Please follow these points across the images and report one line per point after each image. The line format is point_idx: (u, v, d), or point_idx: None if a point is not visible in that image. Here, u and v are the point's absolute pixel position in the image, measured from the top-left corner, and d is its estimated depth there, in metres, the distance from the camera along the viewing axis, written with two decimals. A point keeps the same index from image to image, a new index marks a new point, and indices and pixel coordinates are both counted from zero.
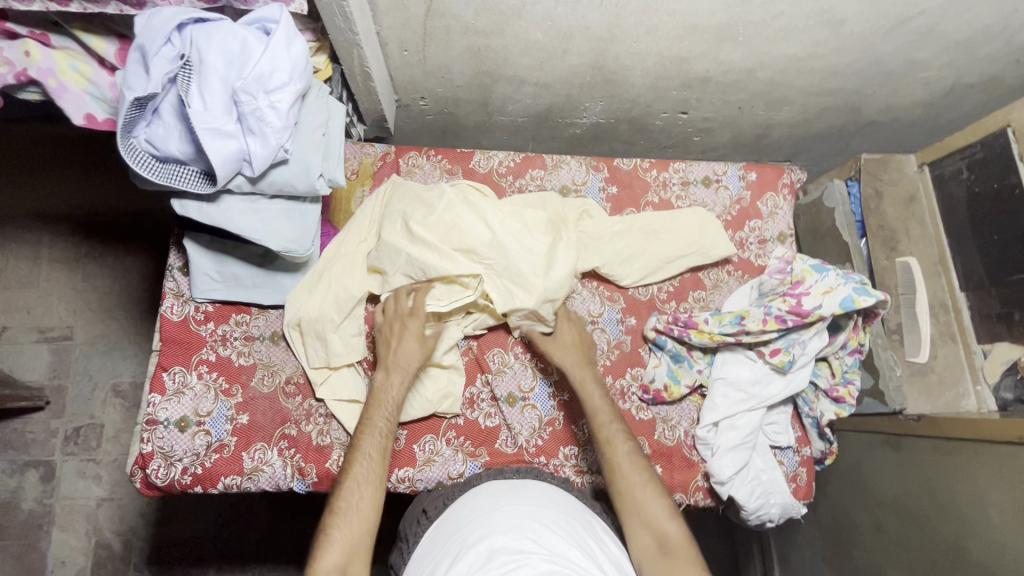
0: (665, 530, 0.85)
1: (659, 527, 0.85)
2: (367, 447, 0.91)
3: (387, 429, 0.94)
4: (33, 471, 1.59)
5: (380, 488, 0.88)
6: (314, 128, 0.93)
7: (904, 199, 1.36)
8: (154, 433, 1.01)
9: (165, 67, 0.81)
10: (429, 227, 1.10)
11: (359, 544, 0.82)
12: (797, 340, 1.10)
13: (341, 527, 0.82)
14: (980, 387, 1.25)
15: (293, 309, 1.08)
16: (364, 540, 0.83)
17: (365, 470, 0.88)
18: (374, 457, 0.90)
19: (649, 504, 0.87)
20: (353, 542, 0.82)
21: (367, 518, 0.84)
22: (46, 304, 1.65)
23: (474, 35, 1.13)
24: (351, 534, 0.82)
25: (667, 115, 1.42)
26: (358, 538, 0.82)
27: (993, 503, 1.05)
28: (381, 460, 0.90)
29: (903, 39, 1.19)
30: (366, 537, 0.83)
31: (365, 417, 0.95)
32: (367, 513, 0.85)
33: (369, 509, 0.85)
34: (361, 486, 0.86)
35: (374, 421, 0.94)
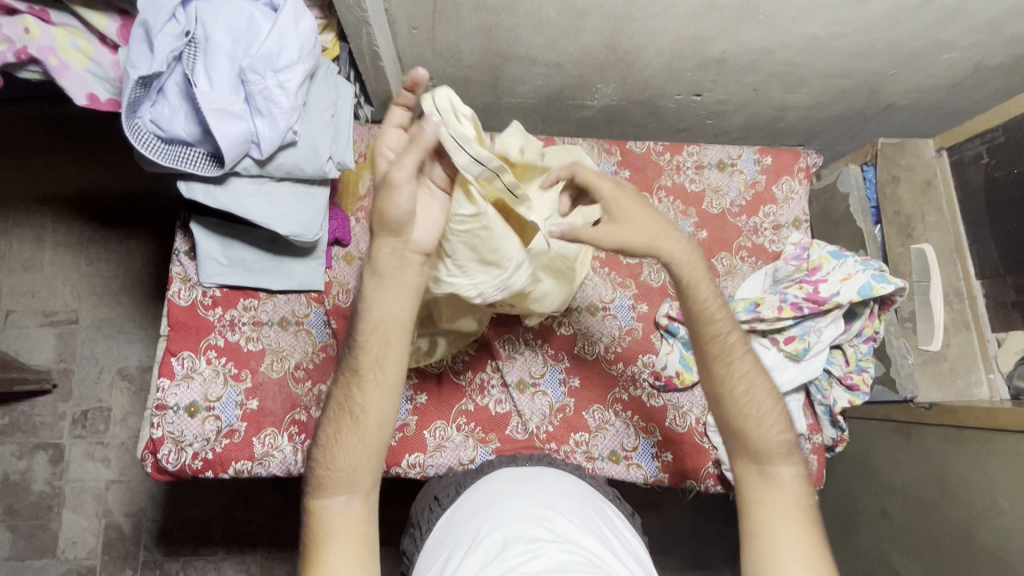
0: (780, 476, 0.81)
1: (774, 474, 0.81)
2: (348, 369, 0.74)
3: (378, 342, 0.72)
4: (41, 454, 1.60)
5: (359, 421, 0.73)
6: (323, 109, 0.91)
7: (921, 184, 1.33)
8: (164, 418, 1.01)
9: (170, 44, 0.78)
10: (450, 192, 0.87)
11: (352, 481, 0.74)
12: (812, 327, 1.09)
13: (326, 467, 0.73)
14: (993, 376, 1.23)
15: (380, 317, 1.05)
16: (358, 478, 0.74)
17: (340, 398, 0.75)
18: (357, 377, 0.73)
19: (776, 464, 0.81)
20: (344, 479, 0.73)
21: (351, 456, 0.73)
22: (50, 288, 1.64)
23: (486, 13, 1.10)
24: (334, 475, 0.73)
25: (681, 97, 1.39)
26: (348, 474, 0.73)
27: (1002, 491, 1.04)
28: (359, 382, 0.73)
29: (929, 18, 1.15)
30: (368, 472, 0.74)
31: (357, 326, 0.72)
32: (354, 445, 0.73)
33: (355, 444, 0.73)
34: (337, 415, 0.74)
35: (361, 332, 0.72)
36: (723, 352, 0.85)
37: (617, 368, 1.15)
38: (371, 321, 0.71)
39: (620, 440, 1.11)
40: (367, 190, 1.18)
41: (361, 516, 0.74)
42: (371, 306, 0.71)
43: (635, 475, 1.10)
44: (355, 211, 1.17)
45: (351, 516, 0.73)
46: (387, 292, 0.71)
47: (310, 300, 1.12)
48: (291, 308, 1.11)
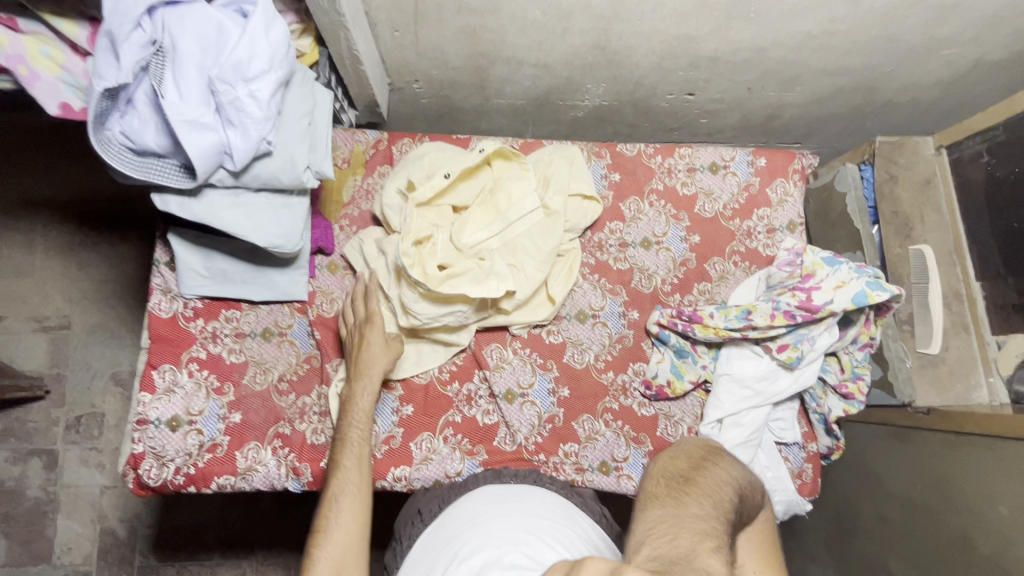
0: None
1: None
2: (344, 461, 0.90)
3: (362, 440, 0.94)
4: (36, 460, 1.59)
5: (355, 498, 0.86)
6: (299, 117, 0.88)
7: (920, 183, 1.29)
8: (145, 433, 0.99)
9: (137, 54, 0.75)
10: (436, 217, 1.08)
11: (348, 563, 0.79)
12: (806, 335, 1.06)
13: (330, 547, 0.80)
14: (993, 380, 1.21)
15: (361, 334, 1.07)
16: (354, 560, 0.80)
17: (342, 483, 0.88)
18: (353, 467, 0.90)
19: None
20: (340, 560, 0.79)
21: (351, 532, 0.82)
22: (41, 293, 1.62)
23: (469, 14, 1.07)
24: (338, 554, 0.80)
25: (673, 96, 1.36)
26: (349, 553, 0.80)
27: (1002, 498, 1.02)
28: (359, 469, 0.89)
29: (927, 14, 1.12)
30: (360, 551, 0.81)
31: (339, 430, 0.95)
32: (357, 524, 0.83)
33: (357, 523, 0.83)
34: (338, 501, 0.85)
35: (351, 433, 0.94)
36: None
37: (608, 376, 1.13)
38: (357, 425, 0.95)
39: (610, 451, 1.09)
40: (351, 197, 1.16)
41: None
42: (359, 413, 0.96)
43: (625, 486, 1.07)
44: (339, 219, 1.15)
45: None
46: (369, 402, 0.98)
47: (293, 310, 1.10)
48: (274, 319, 1.09)
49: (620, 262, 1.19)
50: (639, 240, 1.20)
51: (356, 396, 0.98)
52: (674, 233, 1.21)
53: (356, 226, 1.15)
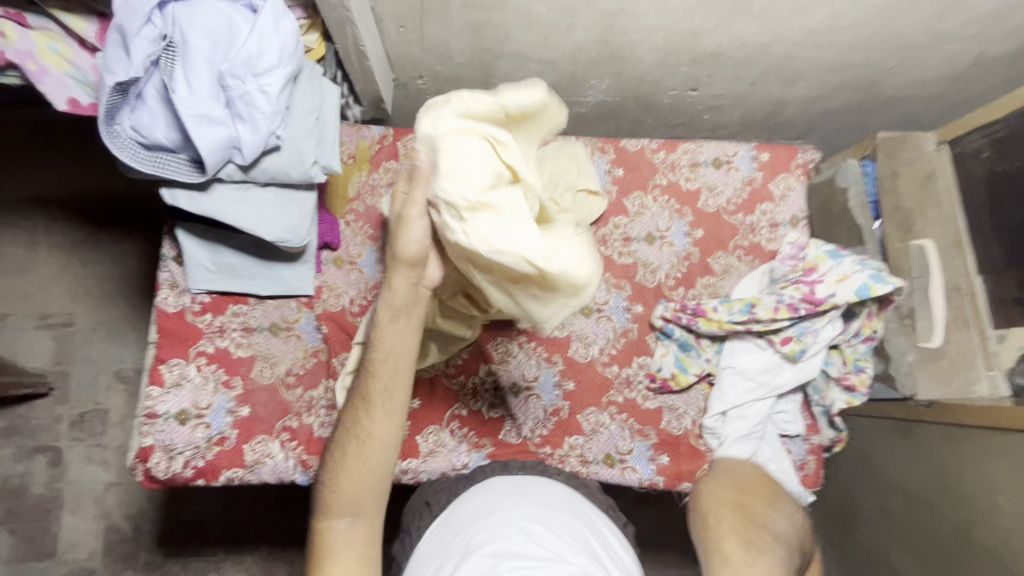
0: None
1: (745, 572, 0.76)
2: (369, 400, 0.77)
3: (397, 365, 0.76)
4: (41, 457, 1.59)
5: (366, 445, 0.77)
6: (307, 112, 0.89)
7: (921, 178, 1.30)
8: (154, 426, 1.00)
9: (147, 49, 0.77)
10: (450, 159, 0.65)
11: (360, 504, 0.77)
12: (809, 328, 1.07)
13: (337, 490, 0.77)
14: (993, 373, 1.21)
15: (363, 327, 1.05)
16: (366, 500, 0.77)
17: (353, 424, 0.78)
18: (365, 408, 0.77)
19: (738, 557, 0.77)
20: (350, 498, 0.77)
21: (361, 478, 0.76)
22: (45, 290, 1.62)
23: (474, 10, 1.08)
24: (345, 497, 0.77)
25: (676, 92, 1.36)
26: (359, 497, 0.77)
27: (1001, 490, 1.03)
28: (378, 407, 0.77)
29: (929, 9, 1.13)
30: (373, 495, 0.77)
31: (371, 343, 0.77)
32: (365, 470, 0.77)
33: (367, 470, 0.77)
34: (354, 440, 0.77)
35: (370, 369, 0.76)
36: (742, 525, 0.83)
37: (613, 370, 1.14)
38: (383, 363, 0.76)
39: (615, 444, 1.10)
40: (357, 192, 1.17)
41: (365, 538, 0.77)
42: (384, 350, 0.76)
43: (630, 478, 1.09)
44: (346, 214, 1.16)
45: (353, 536, 0.77)
46: (397, 337, 0.75)
47: (300, 304, 1.11)
48: (282, 313, 1.09)
49: (624, 256, 1.20)
50: (643, 234, 1.21)
51: (392, 307, 0.74)
52: (677, 227, 1.22)
53: (363, 222, 1.16)
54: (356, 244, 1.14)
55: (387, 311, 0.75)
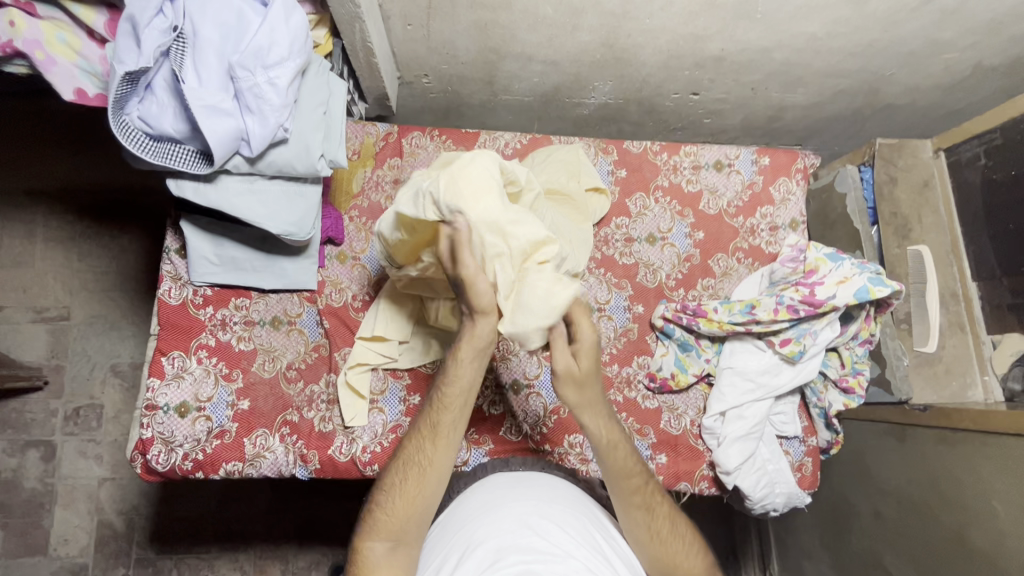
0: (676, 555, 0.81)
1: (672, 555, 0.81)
2: (441, 431, 0.77)
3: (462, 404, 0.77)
4: (33, 451, 1.58)
5: (424, 475, 0.76)
6: (314, 106, 0.90)
7: (918, 185, 1.32)
8: (154, 418, 0.99)
9: (157, 39, 0.76)
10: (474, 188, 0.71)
11: (405, 532, 0.75)
12: (809, 329, 1.08)
13: (385, 515, 0.76)
14: (987, 377, 1.23)
15: (369, 323, 1.07)
16: (410, 527, 0.75)
17: (414, 452, 0.78)
18: (427, 438, 0.77)
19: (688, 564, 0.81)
20: (397, 524, 0.75)
21: (410, 505, 0.76)
22: (42, 283, 1.62)
23: (481, 9, 1.09)
24: (390, 520, 0.75)
25: (678, 95, 1.38)
26: (403, 523, 0.75)
27: (996, 494, 1.03)
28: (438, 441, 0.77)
29: (928, 18, 1.14)
30: (418, 525, 0.76)
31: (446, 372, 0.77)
32: (420, 497, 0.76)
33: (420, 494, 0.76)
34: (410, 468, 0.77)
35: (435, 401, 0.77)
36: (645, 503, 0.82)
37: (613, 369, 1.15)
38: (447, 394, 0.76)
39: None
40: (361, 188, 1.17)
41: (400, 565, 0.75)
42: (456, 386, 0.76)
43: None
44: (349, 210, 1.16)
45: (390, 562, 0.74)
46: (471, 375, 0.76)
47: (302, 299, 1.11)
48: (283, 307, 1.10)
49: (625, 256, 1.21)
50: (645, 235, 1.22)
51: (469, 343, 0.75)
52: (679, 229, 1.23)
53: (367, 218, 1.16)
54: (359, 239, 1.15)
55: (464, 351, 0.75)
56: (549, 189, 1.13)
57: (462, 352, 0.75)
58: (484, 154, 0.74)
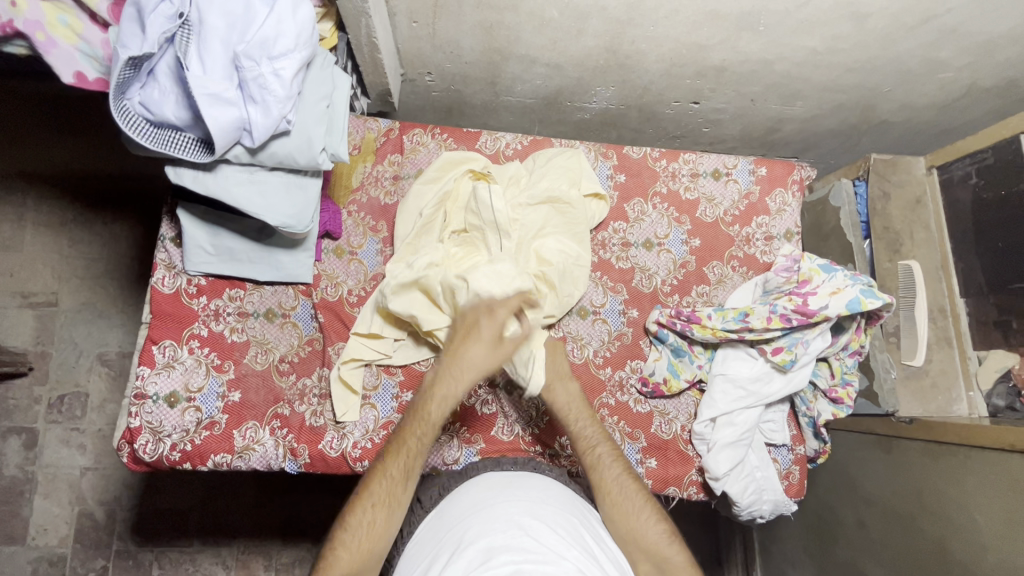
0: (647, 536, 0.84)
1: (642, 534, 0.84)
2: (402, 469, 0.83)
3: (421, 447, 0.85)
4: (15, 438, 1.56)
5: (393, 510, 0.82)
6: (318, 99, 0.89)
7: (910, 201, 1.34)
8: (142, 407, 0.98)
9: (162, 25, 0.76)
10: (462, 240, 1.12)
11: (364, 564, 0.79)
12: (800, 339, 1.09)
13: (350, 550, 0.78)
14: (973, 393, 1.25)
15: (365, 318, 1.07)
16: (370, 560, 0.79)
17: (382, 491, 0.82)
18: (395, 480, 0.83)
19: (646, 529, 0.84)
20: (357, 564, 0.78)
21: (375, 539, 0.80)
22: (30, 269, 1.59)
23: (488, 10, 1.10)
24: (355, 558, 0.78)
25: (679, 104, 1.39)
26: (360, 567, 0.79)
27: (979, 507, 1.05)
28: (403, 482, 0.83)
29: (925, 37, 1.17)
30: (375, 558, 0.80)
31: (407, 422, 0.87)
32: (381, 535, 0.81)
33: (378, 536, 0.80)
34: (375, 507, 0.81)
35: (409, 440, 0.85)
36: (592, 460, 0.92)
37: (605, 372, 1.15)
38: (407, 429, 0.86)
39: None
40: (360, 183, 1.17)
41: None
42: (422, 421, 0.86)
43: None
44: (348, 204, 1.16)
45: None
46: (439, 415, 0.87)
47: (297, 292, 1.10)
48: (278, 300, 1.09)
49: (622, 260, 1.22)
50: (642, 240, 1.23)
51: (438, 392, 0.88)
52: (675, 235, 1.24)
53: (365, 213, 1.16)
54: (357, 234, 1.15)
55: (441, 388, 0.88)
56: (550, 198, 1.14)
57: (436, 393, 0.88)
58: (461, 184, 1.13)
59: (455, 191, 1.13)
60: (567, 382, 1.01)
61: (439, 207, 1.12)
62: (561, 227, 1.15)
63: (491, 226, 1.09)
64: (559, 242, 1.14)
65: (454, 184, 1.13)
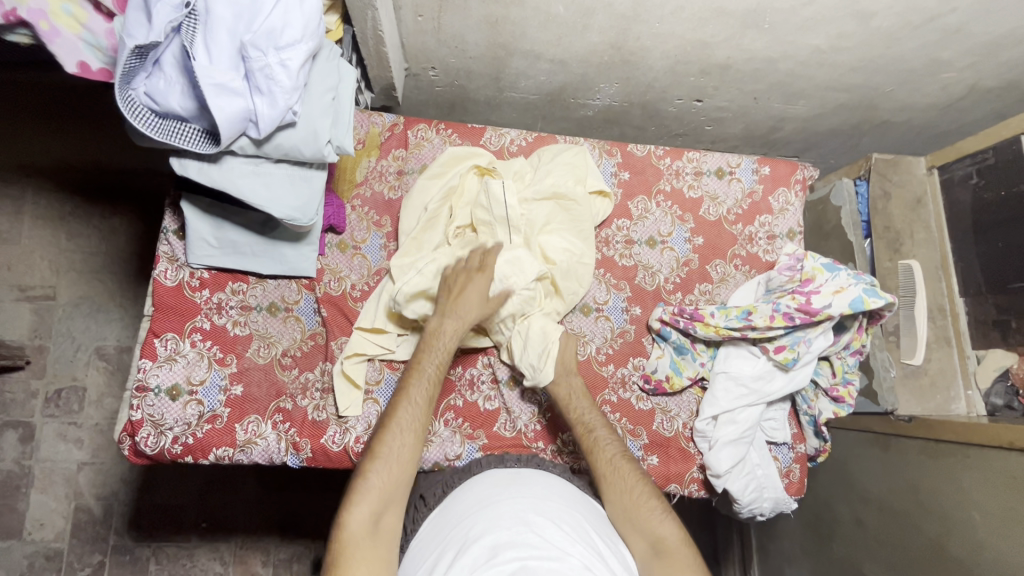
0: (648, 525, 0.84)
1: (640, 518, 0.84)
2: (420, 397, 0.90)
3: (435, 378, 0.93)
4: (11, 432, 1.55)
5: (417, 440, 0.86)
6: (324, 91, 0.89)
7: (911, 201, 1.35)
8: (144, 400, 0.98)
9: (169, 14, 0.76)
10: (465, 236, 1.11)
11: (392, 495, 0.80)
12: (803, 337, 1.10)
13: (381, 478, 0.80)
14: (971, 392, 1.26)
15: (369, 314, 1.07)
16: (399, 489, 0.81)
17: (406, 419, 0.86)
18: (419, 404, 0.89)
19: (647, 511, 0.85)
20: (387, 491, 0.80)
21: (404, 466, 0.82)
22: (28, 262, 1.58)
23: (493, 4, 1.09)
24: (386, 484, 0.80)
25: (682, 102, 1.39)
26: (388, 500, 0.79)
27: (976, 504, 1.06)
28: (424, 410, 0.89)
29: (929, 37, 1.17)
30: (403, 489, 0.81)
31: (416, 361, 0.95)
32: (408, 463, 0.83)
33: (408, 461, 0.83)
34: (402, 434, 0.85)
35: (425, 366, 0.94)
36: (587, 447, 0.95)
37: (608, 369, 1.16)
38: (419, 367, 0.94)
39: None
40: (364, 178, 1.17)
41: (386, 539, 0.77)
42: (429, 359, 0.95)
43: None
44: (351, 199, 1.15)
45: (376, 530, 0.77)
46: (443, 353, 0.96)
47: (300, 286, 1.10)
48: (281, 294, 1.09)
49: (625, 257, 1.22)
50: (645, 238, 1.23)
51: (441, 332, 0.98)
52: (678, 233, 1.24)
53: (369, 208, 1.16)
54: (361, 229, 1.14)
55: (444, 329, 0.98)
56: (555, 193, 1.14)
57: (439, 334, 0.98)
58: (467, 182, 1.13)
59: (461, 188, 1.12)
60: (572, 377, 1.04)
61: (445, 204, 1.12)
62: (566, 224, 1.15)
63: (498, 225, 1.08)
64: (563, 239, 1.14)
65: (458, 182, 1.12)
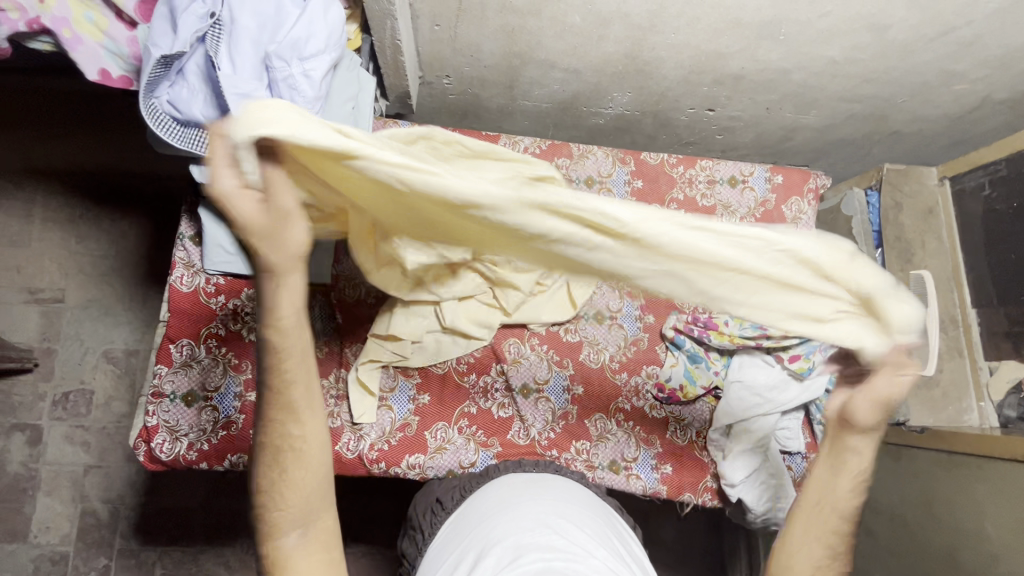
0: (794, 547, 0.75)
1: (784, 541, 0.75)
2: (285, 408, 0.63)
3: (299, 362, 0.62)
4: (19, 435, 1.55)
5: (302, 450, 0.65)
6: (344, 100, 0.90)
7: (923, 212, 1.35)
8: (160, 406, 0.98)
9: (194, 25, 0.76)
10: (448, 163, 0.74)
11: (307, 510, 0.66)
12: (817, 347, 1.11)
13: (280, 504, 0.65)
14: (983, 404, 1.26)
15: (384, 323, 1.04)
16: (313, 498, 0.66)
17: (275, 437, 0.64)
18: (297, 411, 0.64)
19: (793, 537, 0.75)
20: (300, 512, 0.66)
21: (304, 479, 0.65)
22: (38, 265, 1.59)
23: (510, 14, 1.10)
24: (286, 510, 0.65)
25: (694, 111, 1.39)
26: (304, 517, 0.66)
27: (990, 516, 1.05)
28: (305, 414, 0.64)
29: (944, 49, 1.17)
30: (316, 497, 0.67)
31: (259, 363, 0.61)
32: (309, 469, 0.66)
33: (315, 465, 0.67)
34: (280, 459, 0.64)
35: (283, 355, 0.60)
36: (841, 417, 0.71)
37: (620, 378, 1.15)
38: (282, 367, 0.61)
39: (621, 451, 1.12)
40: None
41: (324, 541, 0.67)
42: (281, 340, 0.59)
43: (634, 486, 1.10)
44: None
45: (309, 546, 0.66)
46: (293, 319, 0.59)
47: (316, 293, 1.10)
48: None
49: None
50: None
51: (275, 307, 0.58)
52: None
53: None
54: None
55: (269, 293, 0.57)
56: None
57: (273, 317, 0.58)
58: None
59: None
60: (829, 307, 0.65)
61: None
62: None
63: None
64: None
65: None
